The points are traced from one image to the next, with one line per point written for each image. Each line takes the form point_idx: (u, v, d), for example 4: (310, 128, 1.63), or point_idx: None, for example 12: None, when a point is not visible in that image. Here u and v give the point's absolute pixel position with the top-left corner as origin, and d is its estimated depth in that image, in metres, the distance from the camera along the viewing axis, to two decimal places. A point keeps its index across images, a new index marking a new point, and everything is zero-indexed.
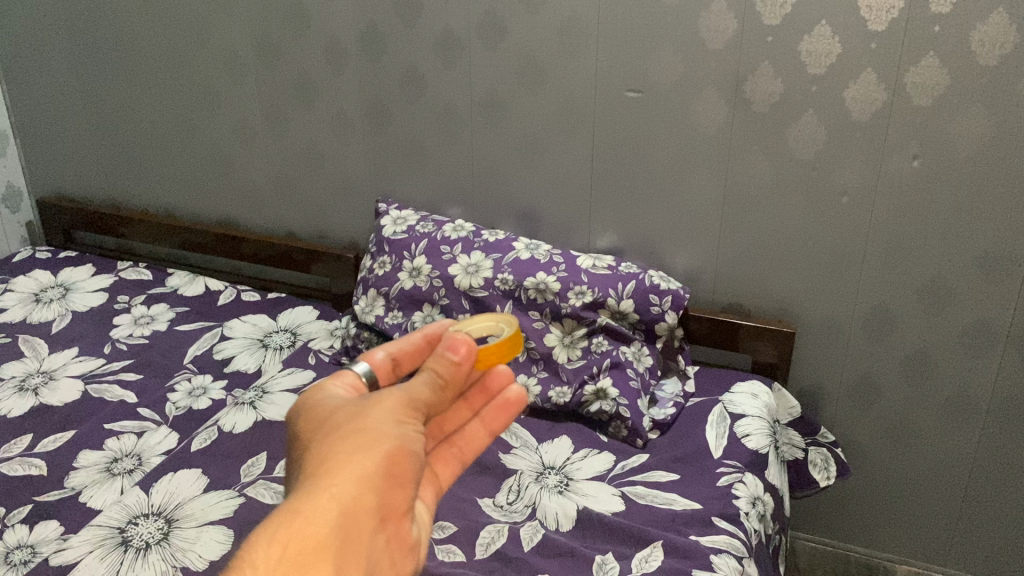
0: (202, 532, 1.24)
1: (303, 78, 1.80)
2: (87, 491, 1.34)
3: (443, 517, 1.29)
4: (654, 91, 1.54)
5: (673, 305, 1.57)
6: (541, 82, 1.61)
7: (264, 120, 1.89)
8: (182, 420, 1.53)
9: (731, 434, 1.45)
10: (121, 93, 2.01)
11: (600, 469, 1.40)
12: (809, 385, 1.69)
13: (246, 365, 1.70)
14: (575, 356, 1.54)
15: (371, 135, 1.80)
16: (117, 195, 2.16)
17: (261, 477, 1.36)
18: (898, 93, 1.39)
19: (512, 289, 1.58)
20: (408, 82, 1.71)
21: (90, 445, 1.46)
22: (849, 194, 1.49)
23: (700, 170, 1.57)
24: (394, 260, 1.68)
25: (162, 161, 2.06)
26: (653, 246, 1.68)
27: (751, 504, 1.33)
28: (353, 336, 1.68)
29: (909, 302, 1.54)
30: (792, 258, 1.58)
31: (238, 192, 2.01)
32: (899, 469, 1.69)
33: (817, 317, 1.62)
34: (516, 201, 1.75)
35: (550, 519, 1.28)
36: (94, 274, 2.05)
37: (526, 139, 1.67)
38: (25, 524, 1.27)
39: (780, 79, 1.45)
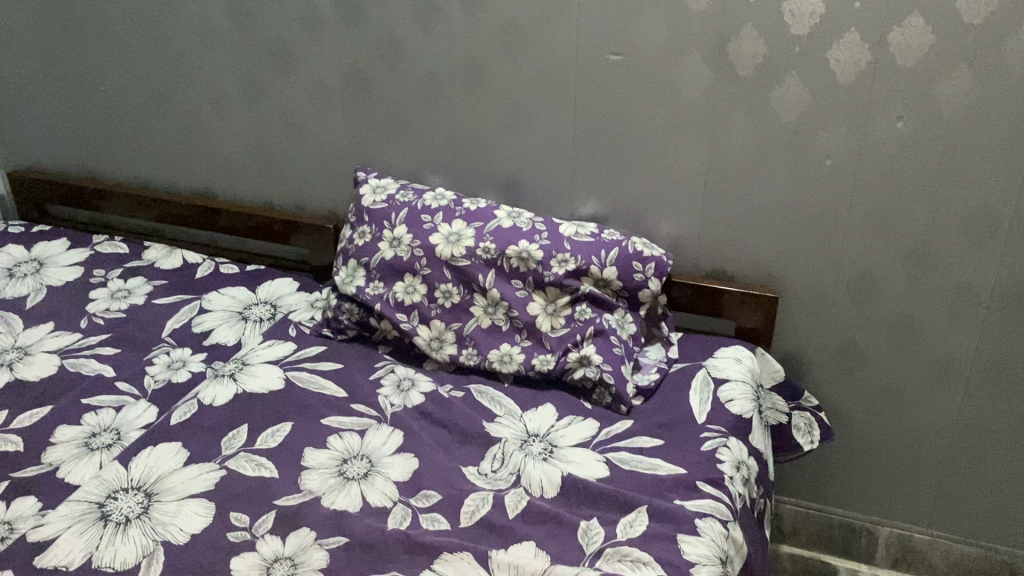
0: (184, 506, 1.22)
1: (278, 45, 1.76)
2: (66, 466, 1.32)
3: (427, 487, 1.28)
4: (637, 54, 1.51)
5: (657, 272, 1.56)
6: (521, 46, 1.58)
7: (239, 88, 1.85)
8: (161, 393, 1.51)
9: (715, 399, 1.45)
10: (92, 62, 1.96)
11: (584, 436, 1.39)
12: (793, 350, 1.69)
13: (226, 338, 1.68)
14: (559, 324, 1.53)
15: (349, 103, 1.77)
16: (91, 168, 2.11)
17: (242, 450, 1.35)
18: (883, 54, 1.38)
19: (495, 257, 1.56)
20: (386, 48, 1.68)
21: (67, 420, 1.43)
22: (833, 157, 1.48)
23: (683, 135, 1.55)
24: (374, 230, 1.66)
25: (136, 132, 2.01)
26: (636, 213, 1.66)
27: (735, 468, 1.33)
28: (334, 307, 1.65)
29: (893, 266, 1.53)
30: (775, 223, 1.57)
31: (214, 162, 1.97)
32: (882, 432, 1.70)
33: (801, 282, 1.61)
34: (498, 169, 1.72)
35: (534, 486, 1.27)
36: (69, 248, 2.01)
37: (508, 105, 1.65)
38: (2, 500, 1.25)
39: (763, 40, 1.43)
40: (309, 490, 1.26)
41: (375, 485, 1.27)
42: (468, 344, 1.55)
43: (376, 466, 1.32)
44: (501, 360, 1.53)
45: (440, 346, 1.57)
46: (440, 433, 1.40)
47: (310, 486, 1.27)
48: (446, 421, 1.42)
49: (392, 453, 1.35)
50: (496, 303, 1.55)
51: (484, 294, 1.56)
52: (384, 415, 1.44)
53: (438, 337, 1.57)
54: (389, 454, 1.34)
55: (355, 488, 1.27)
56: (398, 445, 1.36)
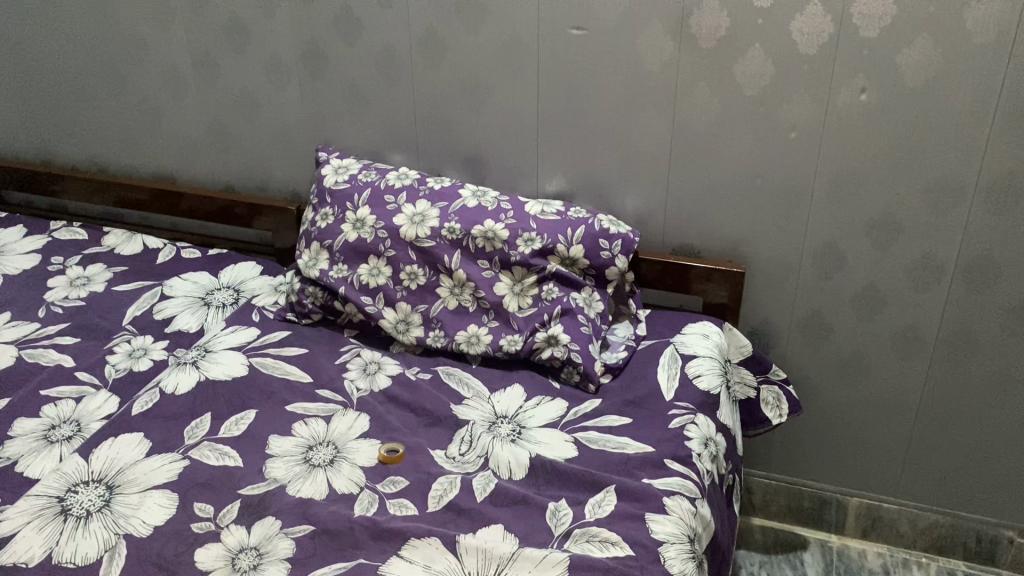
0: (146, 497, 1.20)
1: (233, 22, 1.72)
2: (25, 460, 1.30)
3: (395, 472, 1.26)
4: (599, 27, 1.49)
5: (623, 249, 1.55)
6: (481, 20, 1.55)
7: (195, 67, 1.80)
8: (122, 382, 1.48)
9: (683, 376, 1.45)
10: (42, 42, 1.91)
11: (552, 416, 1.39)
12: (761, 324, 1.69)
13: (188, 325, 1.65)
14: (526, 304, 1.51)
15: (309, 81, 1.73)
16: (46, 152, 2.06)
17: (206, 439, 1.33)
18: (845, 24, 1.36)
19: (460, 237, 1.54)
20: (344, 24, 1.64)
21: (26, 413, 1.40)
22: (797, 129, 1.47)
23: (648, 109, 1.54)
24: (337, 211, 1.63)
25: (91, 113, 1.96)
26: (602, 189, 1.65)
27: (703, 444, 1.33)
28: (298, 291, 1.63)
29: (859, 238, 1.53)
30: (741, 198, 1.56)
31: (172, 144, 1.93)
32: (850, 404, 1.71)
33: (767, 256, 1.61)
34: (462, 147, 1.70)
35: (502, 468, 1.26)
36: (26, 235, 1.96)
37: (470, 81, 1.62)
38: None
39: (726, 12, 1.41)
40: (274, 478, 1.25)
41: (342, 471, 1.26)
42: (434, 326, 1.54)
43: (342, 452, 1.30)
44: (469, 341, 1.51)
45: (407, 328, 1.55)
46: (408, 417, 1.39)
47: (276, 474, 1.26)
48: (413, 404, 1.41)
49: (358, 438, 1.33)
50: (462, 284, 1.53)
51: (450, 275, 1.54)
52: (350, 400, 1.42)
53: (404, 319, 1.55)
54: (356, 439, 1.33)
55: (321, 475, 1.25)
56: (364, 430, 1.35)
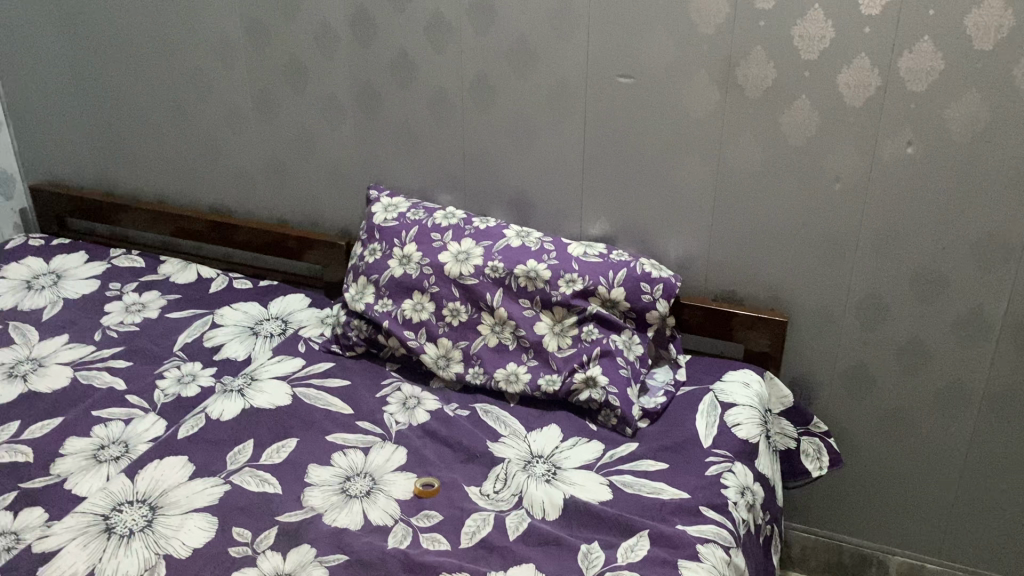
0: (187, 520, 1.23)
1: (294, 63, 1.79)
2: (74, 477, 1.34)
3: (430, 506, 1.28)
4: (646, 75, 1.52)
5: (665, 293, 1.55)
6: (531, 66, 1.59)
7: (255, 105, 1.87)
8: (170, 406, 1.52)
9: (722, 423, 1.44)
10: (113, 78, 2.00)
11: (588, 458, 1.39)
12: (803, 374, 1.67)
13: (236, 353, 1.69)
14: (566, 344, 1.52)
15: (363, 122, 1.79)
16: (110, 182, 2.15)
17: (248, 465, 1.36)
18: (892, 78, 1.37)
19: (502, 276, 1.57)
20: (399, 68, 1.70)
21: (77, 432, 1.45)
22: (843, 180, 1.47)
23: (692, 156, 1.55)
24: (384, 247, 1.67)
25: (154, 146, 2.04)
26: (645, 233, 1.66)
27: (739, 493, 1.32)
28: (343, 323, 1.66)
29: (903, 291, 1.52)
30: (784, 247, 1.57)
31: (230, 179, 2.00)
32: (892, 458, 1.68)
33: (810, 307, 1.60)
34: (508, 188, 1.73)
35: (536, 508, 1.27)
36: (87, 261, 2.04)
37: (518, 125, 1.66)
38: (10, 510, 1.27)
39: (773, 63, 1.43)
40: (312, 506, 1.27)
41: (377, 503, 1.28)
42: (474, 362, 1.56)
43: (378, 484, 1.32)
44: (507, 379, 1.53)
45: (447, 364, 1.57)
46: (444, 452, 1.41)
47: (313, 503, 1.28)
48: (449, 440, 1.42)
49: (395, 470, 1.35)
50: (503, 322, 1.55)
51: (491, 312, 1.57)
52: (389, 433, 1.44)
53: (445, 354, 1.58)
54: (392, 472, 1.35)
55: (357, 506, 1.27)
56: (401, 463, 1.37)
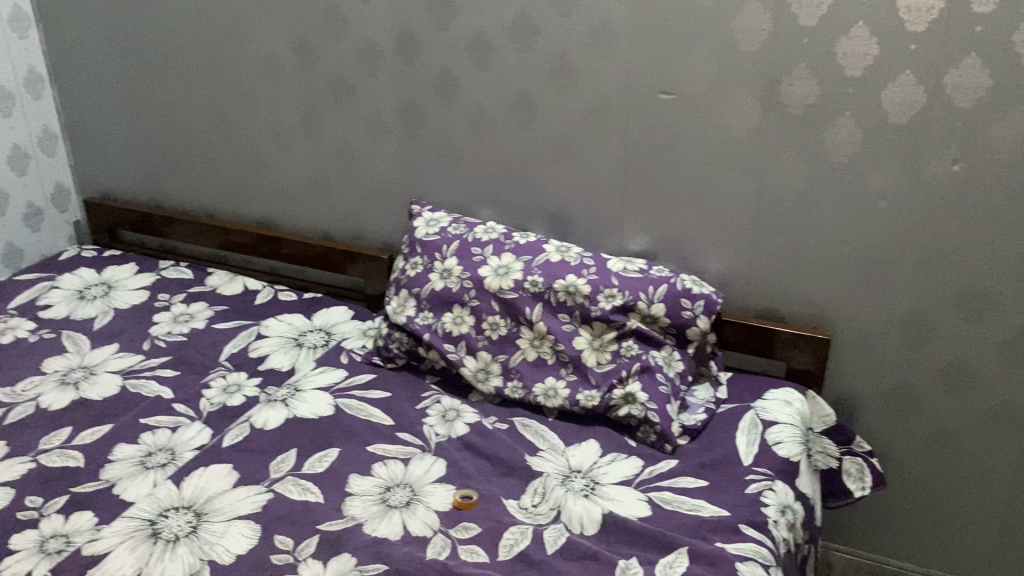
0: (231, 527, 1.25)
1: (340, 80, 1.82)
2: (122, 483, 1.37)
3: (468, 519, 1.28)
4: (688, 92, 1.52)
5: (705, 310, 1.55)
6: (573, 84, 1.61)
7: (302, 121, 1.91)
8: (216, 415, 1.55)
9: (762, 441, 1.43)
10: (165, 95, 2.05)
11: (627, 474, 1.39)
12: (846, 393, 1.65)
13: (280, 363, 1.72)
14: (605, 359, 1.53)
15: (406, 138, 1.82)
16: (160, 196, 2.20)
17: (290, 474, 1.38)
18: (938, 95, 1.36)
19: (542, 291, 1.58)
20: (443, 85, 1.73)
21: (126, 439, 1.49)
22: (887, 198, 1.46)
23: (734, 173, 1.55)
24: (426, 261, 1.69)
25: (203, 161, 2.09)
26: (685, 250, 1.66)
27: (780, 512, 1.31)
28: (384, 336, 1.68)
29: (949, 310, 1.50)
30: (827, 264, 1.55)
31: (276, 194, 2.04)
32: (937, 480, 1.65)
33: (853, 325, 1.58)
34: (549, 203, 1.74)
35: (574, 523, 1.27)
36: (137, 273, 2.09)
37: (560, 141, 1.67)
38: (61, 514, 1.30)
39: (816, 80, 1.43)
40: (352, 516, 1.28)
41: (416, 514, 1.29)
42: (513, 376, 1.57)
43: (418, 495, 1.33)
44: (546, 393, 1.53)
45: (486, 377, 1.58)
46: (483, 465, 1.41)
47: (353, 512, 1.29)
48: (488, 453, 1.43)
49: (434, 482, 1.36)
50: (542, 336, 1.56)
51: (531, 326, 1.57)
52: (428, 445, 1.46)
53: (484, 368, 1.59)
54: (431, 484, 1.36)
55: (397, 516, 1.28)
56: (440, 475, 1.38)
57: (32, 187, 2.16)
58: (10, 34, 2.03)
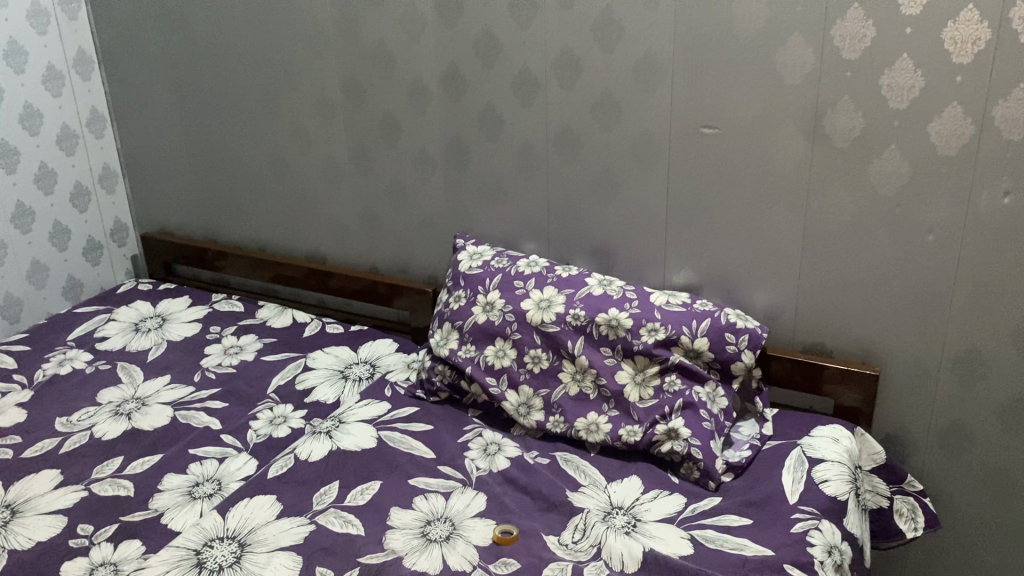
0: (273, 558, 1.27)
1: (387, 118, 1.86)
2: (169, 512, 1.40)
3: (508, 554, 1.28)
4: (731, 126, 1.52)
5: (750, 344, 1.53)
6: (616, 119, 1.62)
7: (351, 158, 1.96)
8: (262, 447, 1.58)
9: (809, 479, 1.40)
10: (220, 134, 2.12)
11: (669, 511, 1.37)
12: (897, 431, 1.61)
13: (326, 396, 1.74)
14: (647, 395, 1.51)
15: (452, 173, 1.84)
16: (214, 230, 2.26)
17: (333, 506, 1.39)
18: (987, 127, 1.34)
19: (584, 324, 1.58)
20: (487, 122, 1.75)
21: (174, 469, 1.52)
22: (936, 231, 1.43)
23: (778, 206, 1.54)
24: (469, 294, 1.71)
25: (255, 197, 2.15)
26: (730, 284, 1.64)
27: (827, 552, 1.28)
28: (428, 369, 1.70)
29: (1003, 345, 1.46)
30: (875, 298, 1.53)
31: (325, 228, 2.08)
32: (995, 522, 1.60)
33: (903, 361, 1.55)
34: (592, 237, 1.74)
35: (615, 560, 1.25)
36: (190, 305, 2.14)
37: (603, 175, 1.68)
38: (110, 542, 1.33)
39: (860, 113, 1.41)
40: (392, 549, 1.29)
41: (456, 549, 1.29)
42: (555, 410, 1.56)
43: (458, 529, 1.33)
44: (588, 428, 1.52)
45: (528, 411, 1.58)
46: (523, 500, 1.41)
47: (393, 546, 1.30)
48: (529, 488, 1.43)
49: (474, 516, 1.36)
50: (584, 370, 1.56)
51: (573, 360, 1.57)
52: (469, 479, 1.46)
53: (526, 402, 1.59)
54: (472, 518, 1.36)
55: (436, 550, 1.28)
56: (480, 509, 1.38)
57: (92, 223, 2.24)
58: (75, 76, 2.13)
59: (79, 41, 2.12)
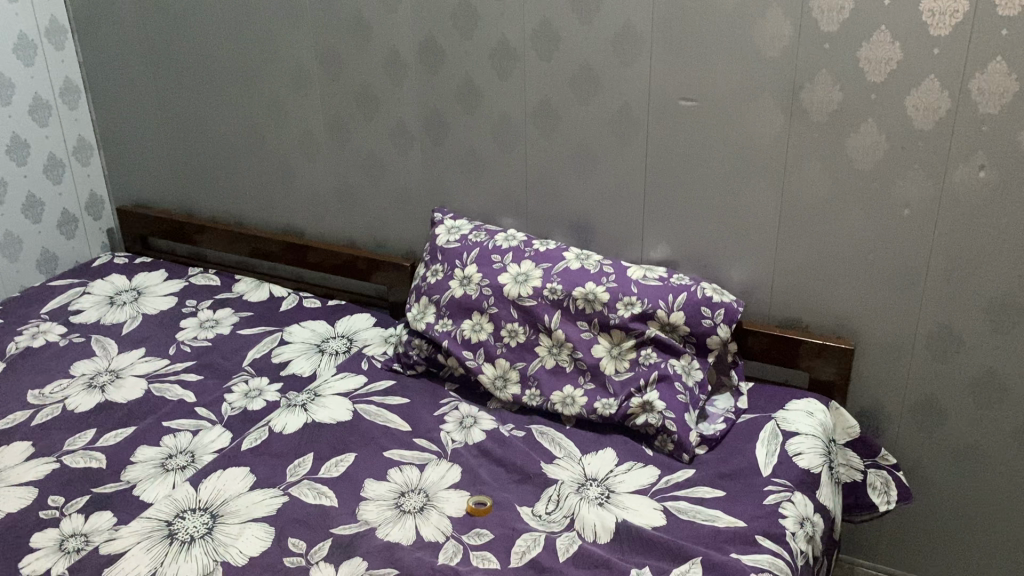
0: (245, 529, 1.26)
1: (364, 90, 1.84)
2: (142, 484, 1.39)
3: (482, 525, 1.28)
4: (709, 99, 1.51)
5: (726, 318, 1.53)
6: (594, 92, 1.61)
7: (328, 130, 1.93)
8: (236, 419, 1.57)
9: (782, 452, 1.41)
10: (196, 106, 2.09)
11: (643, 483, 1.37)
12: (872, 405, 1.62)
13: (302, 369, 1.73)
14: (623, 368, 1.51)
15: (430, 146, 1.83)
16: (190, 204, 2.24)
17: (307, 477, 1.39)
18: (963, 100, 1.34)
19: (561, 298, 1.57)
20: (466, 94, 1.73)
21: (147, 441, 1.51)
22: (912, 206, 1.43)
23: (755, 180, 1.53)
24: (446, 268, 1.70)
25: (232, 171, 2.12)
26: (707, 259, 1.64)
27: (799, 524, 1.28)
28: (404, 343, 1.69)
29: (977, 320, 1.47)
30: (851, 273, 1.53)
31: (302, 202, 2.06)
32: (966, 496, 1.61)
33: (878, 336, 1.56)
34: (570, 211, 1.74)
35: (588, 531, 1.26)
36: (166, 279, 2.12)
37: (581, 148, 1.67)
38: (81, 513, 1.32)
39: (838, 86, 1.41)
40: (365, 520, 1.29)
41: (430, 519, 1.29)
42: (531, 384, 1.56)
43: (432, 500, 1.33)
44: (564, 401, 1.52)
45: (504, 385, 1.58)
46: (498, 472, 1.41)
47: (367, 517, 1.30)
48: (504, 460, 1.43)
49: (449, 488, 1.36)
50: (560, 344, 1.56)
51: (549, 334, 1.57)
52: (444, 451, 1.46)
53: (502, 375, 1.58)
54: (446, 489, 1.36)
55: (410, 521, 1.28)
56: (455, 481, 1.38)
57: (67, 195, 2.21)
58: (47, 46, 2.09)
59: (51, 10, 2.09)
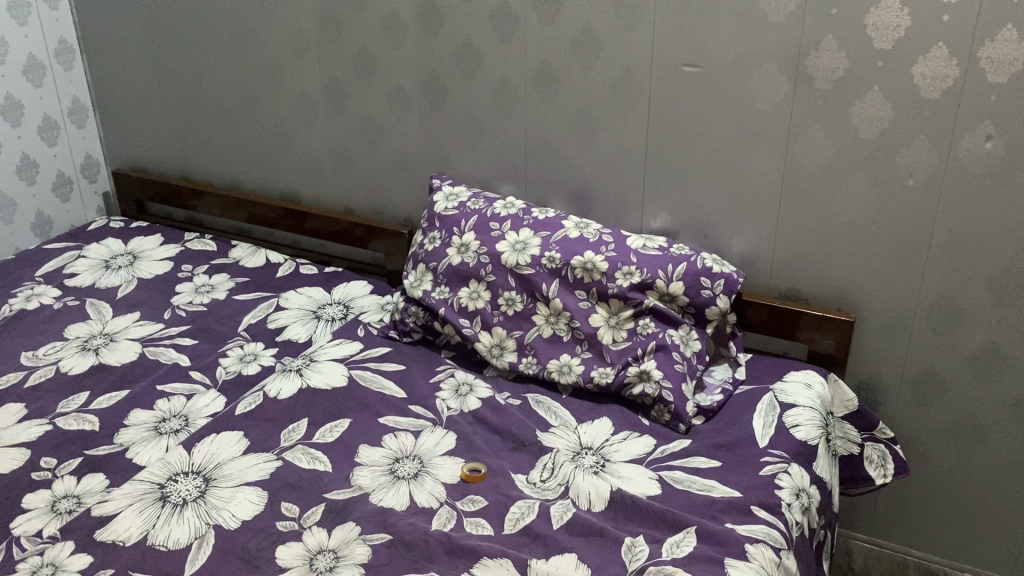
0: (238, 493, 1.26)
1: (363, 52, 1.81)
2: (135, 447, 1.38)
3: (476, 492, 1.27)
4: (712, 66, 1.49)
5: (725, 289, 1.52)
6: (596, 57, 1.58)
7: (325, 93, 1.91)
8: (231, 384, 1.56)
9: (779, 424, 1.40)
10: (192, 68, 2.06)
11: (639, 452, 1.37)
12: (871, 378, 1.61)
13: (298, 335, 1.72)
14: (621, 337, 1.50)
15: (429, 110, 1.80)
16: (186, 168, 2.21)
17: (301, 443, 1.38)
18: (972, 69, 1.31)
19: (559, 267, 1.55)
20: (465, 57, 1.71)
21: (141, 404, 1.50)
22: (916, 176, 1.41)
23: (759, 149, 1.51)
24: (443, 235, 1.68)
25: (229, 135, 2.10)
26: (708, 228, 1.62)
27: (794, 495, 1.28)
28: (401, 310, 1.68)
29: (979, 294, 1.46)
30: (853, 245, 1.51)
31: (299, 167, 2.04)
32: (962, 470, 1.61)
33: (878, 309, 1.54)
34: (569, 179, 1.71)
35: (582, 499, 1.25)
36: (162, 243, 2.11)
37: (581, 114, 1.64)
38: (74, 475, 1.32)
39: (844, 53, 1.38)
40: (359, 486, 1.28)
41: (424, 485, 1.28)
42: (528, 352, 1.55)
43: (426, 467, 1.32)
44: (560, 370, 1.51)
45: (501, 353, 1.57)
46: (493, 440, 1.40)
47: (360, 482, 1.29)
48: (499, 428, 1.42)
49: (443, 454, 1.35)
50: (558, 313, 1.54)
51: (546, 303, 1.55)
52: (440, 418, 1.45)
53: (499, 344, 1.57)
54: (440, 456, 1.35)
55: (404, 487, 1.28)
56: (449, 448, 1.37)
57: (61, 157, 2.19)
58: (41, 4, 2.05)
59: None
